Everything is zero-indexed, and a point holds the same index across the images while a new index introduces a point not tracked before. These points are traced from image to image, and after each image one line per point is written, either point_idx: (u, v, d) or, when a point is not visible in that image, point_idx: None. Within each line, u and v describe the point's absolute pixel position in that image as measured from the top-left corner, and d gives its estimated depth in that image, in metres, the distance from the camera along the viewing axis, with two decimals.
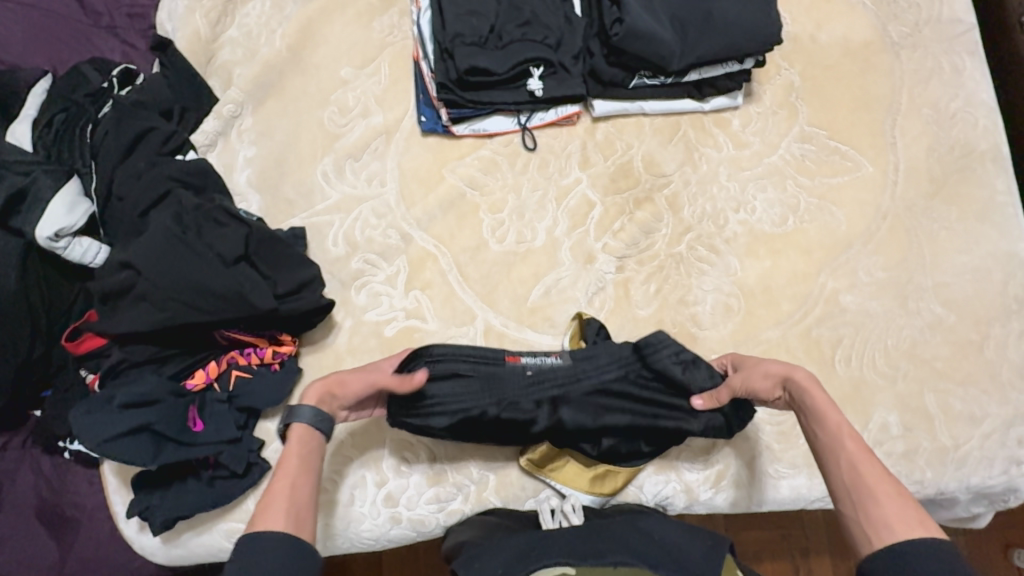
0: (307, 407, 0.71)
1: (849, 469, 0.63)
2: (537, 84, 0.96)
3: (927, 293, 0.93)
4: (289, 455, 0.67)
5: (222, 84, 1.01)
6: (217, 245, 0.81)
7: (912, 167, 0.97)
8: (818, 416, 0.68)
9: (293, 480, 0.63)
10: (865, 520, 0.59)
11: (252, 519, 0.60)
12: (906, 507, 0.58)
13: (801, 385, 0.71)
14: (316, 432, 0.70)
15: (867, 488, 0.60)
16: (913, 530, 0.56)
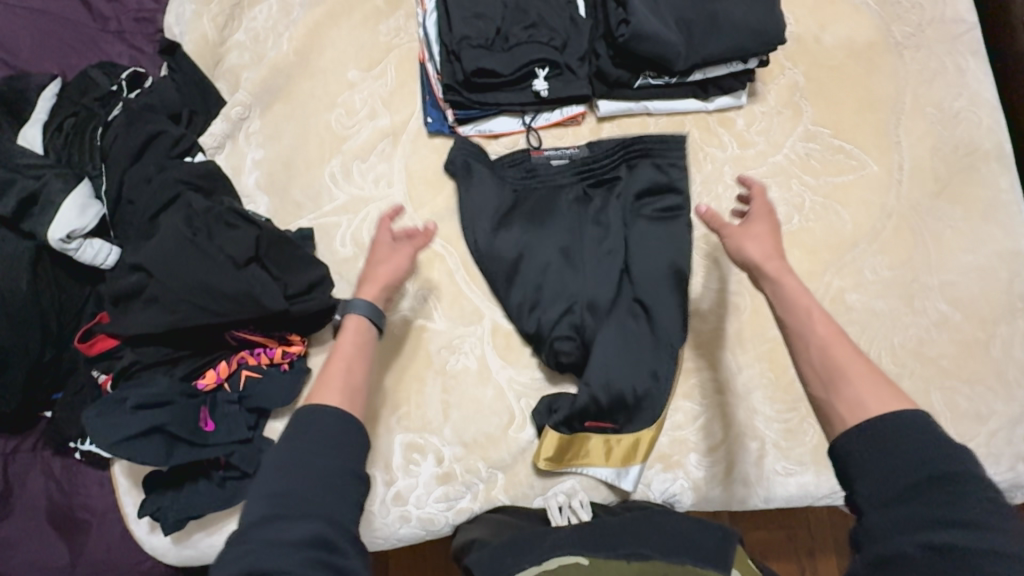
0: (359, 303, 0.80)
1: (820, 354, 0.66)
2: (543, 85, 0.97)
3: (933, 291, 0.93)
4: (342, 343, 0.77)
5: (230, 87, 1.02)
6: (226, 247, 0.81)
7: (916, 165, 0.98)
8: (789, 297, 0.71)
9: (346, 365, 0.75)
10: (838, 400, 0.64)
11: (310, 392, 0.72)
12: (874, 381, 0.63)
13: (773, 273, 0.74)
14: (365, 324, 0.79)
15: (838, 371, 0.65)
16: (883, 405, 0.61)
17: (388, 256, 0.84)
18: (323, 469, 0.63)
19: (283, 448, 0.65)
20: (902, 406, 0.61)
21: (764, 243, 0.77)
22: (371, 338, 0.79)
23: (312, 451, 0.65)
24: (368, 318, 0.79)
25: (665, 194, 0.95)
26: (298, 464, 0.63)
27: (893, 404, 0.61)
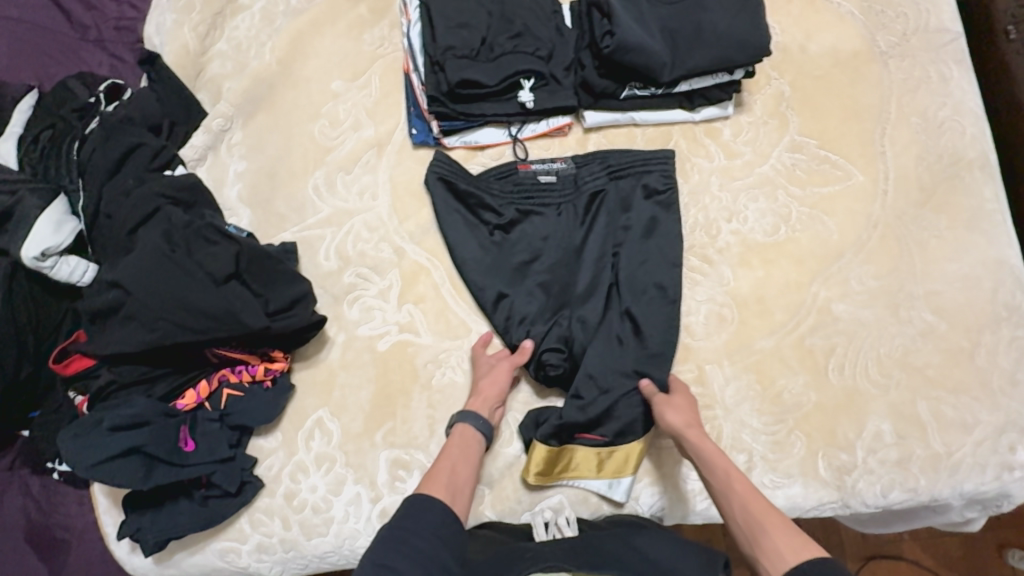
0: (472, 413, 0.84)
1: (741, 509, 0.71)
2: (529, 96, 0.96)
3: (918, 300, 0.93)
4: (450, 447, 0.81)
5: (212, 98, 1.00)
6: (208, 263, 0.80)
7: (902, 175, 0.98)
8: (711, 457, 0.77)
9: (454, 467, 0.78)
10: (762, 555, 0.66)
11: (419, 484, 0.76)
12: (790, 531, 0.67)
13: (694, 440, 0.80)
14: (476, 434, 0.83)
15: (757, 521, 0.69)
16: (800, 555, 0.64)
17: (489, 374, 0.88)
18: (427, 551, 0.67)
19: (389, 529, 0.69)
20: (814, 553, 0.63)
21: (687, 412, 0.84)
22: (478, 447, 0.83)
23: (415, 535, 0.68)
24: (480, 427, 0.83)
25: (651, 204, 0.95)
26: (400, 544, 0.67)
27: (808, 552, 0.64)
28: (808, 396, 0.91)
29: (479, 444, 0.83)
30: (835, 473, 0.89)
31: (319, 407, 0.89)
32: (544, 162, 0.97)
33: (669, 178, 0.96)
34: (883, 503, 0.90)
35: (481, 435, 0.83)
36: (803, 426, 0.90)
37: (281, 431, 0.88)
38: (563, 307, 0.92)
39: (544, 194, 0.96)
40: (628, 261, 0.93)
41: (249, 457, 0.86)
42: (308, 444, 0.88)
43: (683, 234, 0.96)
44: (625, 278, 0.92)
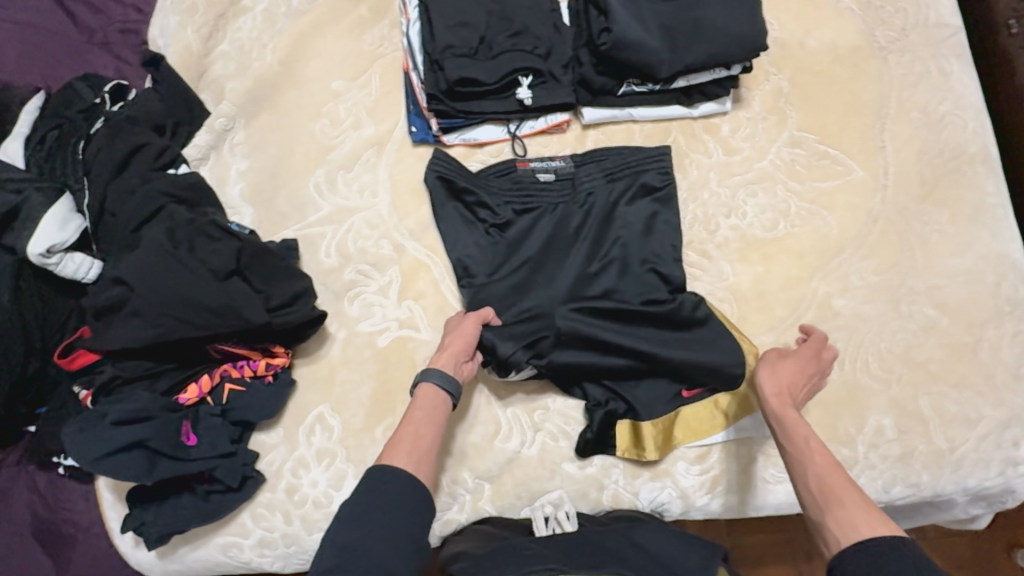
0: (436, 370, 0.80)
1: (820, 480, 0.67)
2: (527, 94, 0.97)
3: (920, 295, 0.93)
4: (415, 409, 0.77)
5: (215, 98, 1.01)
6: (210, 260, 0.80)
7: (902, 170, 0.97)
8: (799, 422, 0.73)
9: (416, 430, 0.74)
10: (836, 525, 0.63)
11: (382, 453, 0.72)
12: (873, 511, 0.63)
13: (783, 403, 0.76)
14: (440, 391, 0.79)
15: (837, 492, 0.65)
16: (881, 533, 0.60)
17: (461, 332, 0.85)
18: (387, 529, 0.64)
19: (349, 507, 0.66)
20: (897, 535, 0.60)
21: (785, 372, 0.80)
22: (444, 405, 0.78)
23: (371, 515, 0.65)
24: (444, 384, 0.79)
25: (649, 202, 0.96)
26: (360, 526, 0.64)
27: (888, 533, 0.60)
28: None
29: (445, 403, 0.79)
30: (836, 469, 0.89)
31: (320, 403, 0.90)
32: (543, 160, 0.98)
33: (666, 175, 0.96)
34: (885, 498, 0.89)
35: (446, 390, 0.79)
36: (804, 421, 0.90)
37: (283, 427, 0.89)
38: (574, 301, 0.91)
39: (541, 194, 0.96)
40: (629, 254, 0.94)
41: (251, 452, 0.86)
42: (310, 439, 0.89)
43: (682, 228, 0.96)
44: (626, 268, 0.93)
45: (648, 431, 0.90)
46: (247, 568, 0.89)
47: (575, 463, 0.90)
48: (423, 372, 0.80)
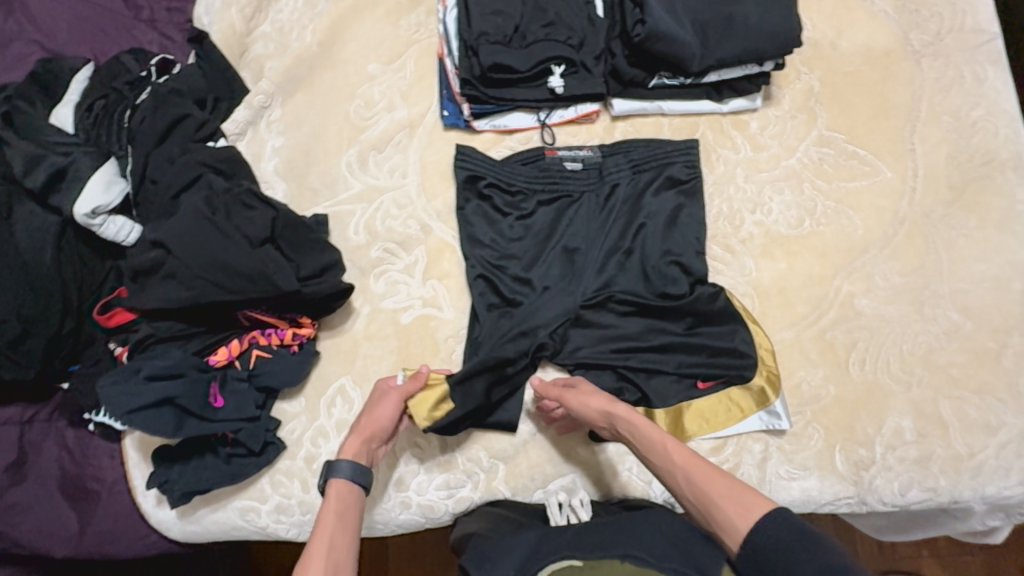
0: (346, 462, 0.79)
1: (689, 484, 0.73)
2: (559, 82, 0.98)
3: (944, 299, 0.92)
4: (326, 509, 0.75)
5: (255, 76, 1.05)
6: (245, 228, 0.82)
7: (931, 174, 0.97)
8: (650, 445, 0.77)
9: (331, 540, 0.71)
10: (721, 529, 0.69)
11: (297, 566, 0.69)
12: (738, 495, 0.69)
13: (624, 419, 0.81)
14: (353, 488, 0.78)
15: (707, 498, 0.71)
16: (749, 518, 0.67)
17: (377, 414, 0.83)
18: None
19: None
20: (762, 513, 0.66)
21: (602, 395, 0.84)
22: (357, 499, 0.77)
23: None
24: (357, 476, 0.78)
25: (675, 194, 0.97)
26: None
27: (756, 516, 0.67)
28: (827, 389, 0.90)
29: (358, 496, 0.78)
30: (852, 468, 0.88)
31: (341, 375, 0.92)
32: (571, 149, 1.00)
33: (693, 169, 0.97)
34: (901, 502, 0.88)
35: (355, 480, 0.78)
36: (821, 418, 0.89)
37: (305, 396, 0.91)
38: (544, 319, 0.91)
39: (568, 181, 0.98)
40: (646, 246, 0.95)
41: (273, 419, 0.88)
42: (330, 410, 0.91)
43: (706, 222, 0.97)
44: (644, 260, 0.94)
45: (663, 418, 0.90)
46: (263, 534, 0.91)
47: (589, 448, 0.91)
48: (331, 466, 0.78)
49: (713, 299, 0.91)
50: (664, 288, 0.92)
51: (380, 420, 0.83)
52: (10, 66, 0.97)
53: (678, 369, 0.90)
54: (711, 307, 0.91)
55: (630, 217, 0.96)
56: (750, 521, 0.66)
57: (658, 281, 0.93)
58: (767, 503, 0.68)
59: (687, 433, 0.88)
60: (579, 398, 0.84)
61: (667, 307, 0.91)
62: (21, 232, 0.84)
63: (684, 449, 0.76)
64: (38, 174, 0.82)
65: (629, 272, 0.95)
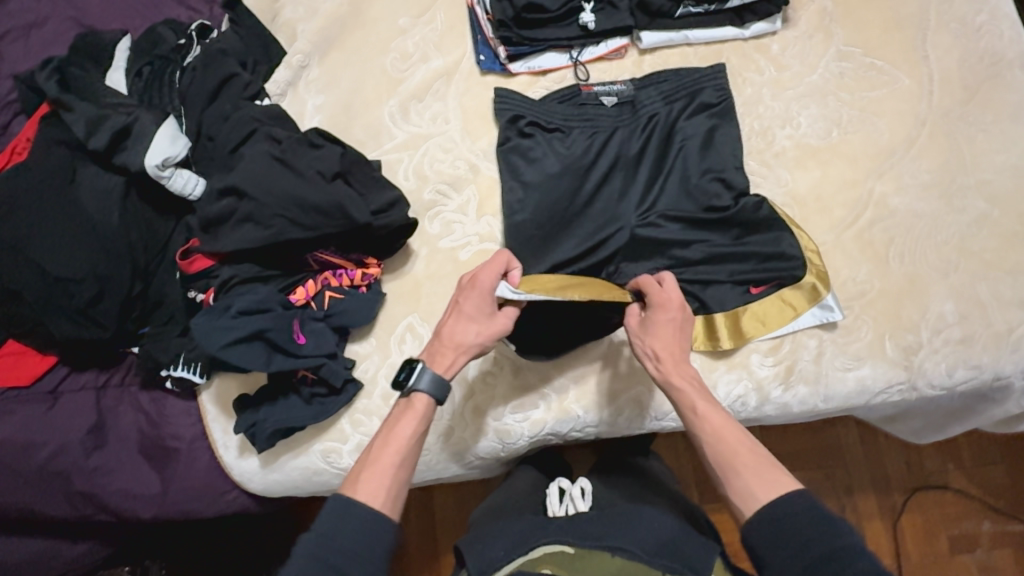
0: (430, 371, 0.79)
1: (713, 450, 0.76)
2: (590, 18, 1.02)
3: (970, 190, 0.98)
4: (402, 433, 0.77)
5: (288, 39, 1.07)
6: (315, 163, 0.85)
7: (945, 76, 1.03)
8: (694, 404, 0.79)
9: (399, 461, 0.75)
10: (736, 496, 0.74)
11: (350, 480, 0.74)
12: (764, 473, 0.73)
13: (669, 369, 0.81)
14: (426, 398, 0.79)
15: (727, 463, 0.75)
16: (768, 496, 0.72)
17: (477, 297, 0.80)
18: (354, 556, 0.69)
19: (316, 538, 0.68)
20: (784, 492, 0.72)
21: (671, 333, 0.82)
22: (426, 410, 0.79)
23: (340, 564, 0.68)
24: (436, 395, 0.79)
25: (708, 116, 1.01)
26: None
27: (776, 491, 0.72)
28: (872, 283, 0.95)
29: (428, 406, 0.79)
30: (902, 355, 0.94)
31: (409, 313, 0.95)
32: (604, 84, 1.04)
33: (723, 91, 1.01)
34: (949, 383, 0.94)
35: (429, 400, 0.79)
36: (869, 311, 0.94)
37: (374, 337, 0.94)
38: (601, 253, 0.96)
39: (603, 114, 1.02)
40: (686, 167, 0.99)
41: (348, 359, 0.91)
42: (401, 347, 0.93)
43: (741, 140, 1.01)
44: (686, 179, 0.98)
45: (722, 321, 0.93)
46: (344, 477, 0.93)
47: None
48: (414, 379, 0.78)
49: (760, 209, 0.95)
50: (709, 202, 0.97)
51: (473, 301, 0.80)
52: (49, 41, 0.99)
53: (731, 277, 0.95)
54: (757, 217, 0.95)
55: (669, 140, 1.00)
56: (768, 493, 0.72)
57: (699, 199, 0.97)
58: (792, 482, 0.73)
59: (745, 336, 0.92)
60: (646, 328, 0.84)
61: (713, 220, 0.96)
62: (86, 196, 0.87)
63: (726, 418, 0.78)
64: (103, 135, 0.84)
65: (669, 191, 0.98)
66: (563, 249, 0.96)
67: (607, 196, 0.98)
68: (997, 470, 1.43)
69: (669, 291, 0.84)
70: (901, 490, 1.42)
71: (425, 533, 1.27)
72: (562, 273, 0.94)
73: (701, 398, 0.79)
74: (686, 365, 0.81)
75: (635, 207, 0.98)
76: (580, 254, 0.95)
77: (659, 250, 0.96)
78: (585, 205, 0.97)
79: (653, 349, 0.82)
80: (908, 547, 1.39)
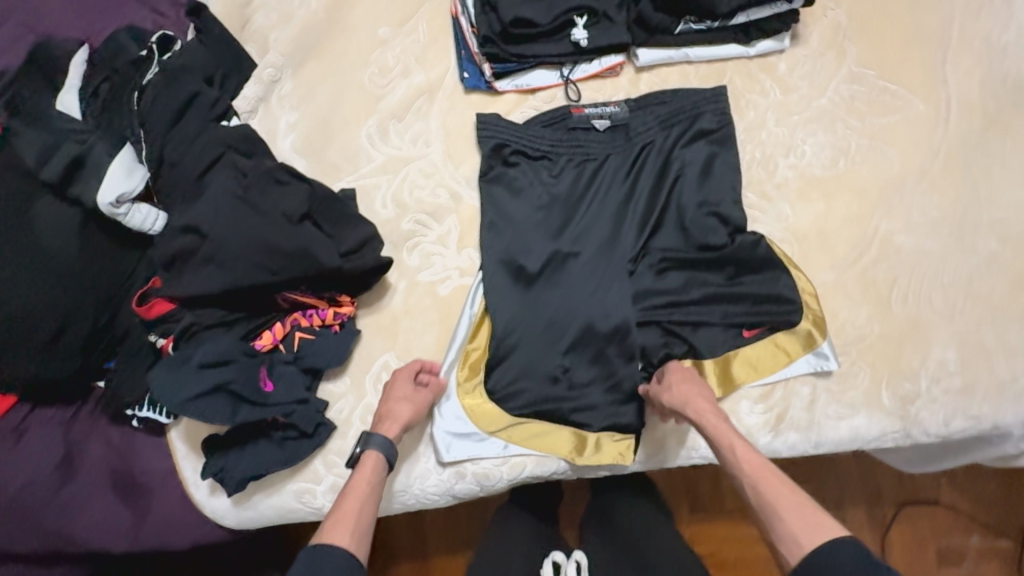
0: (377, 435, 0.82)
1: (756, 496, 0.73)
2: (582, 34, 0.95)
3: (983, 228, 0.92)
4: (359, 480, 0.79)
5: (259, 49, 1.00)
6: (281, 203, 0.80)
7: (964, 102, 0.95)
8: (740, 457, 0.76)
9: (360, 505, 0.76)
10: (781, 539, 0.68)
11: (321, 530, 0.73)
12: (807, 512, 0.69)
13: (707, 421, 0.80)
14: (378, 456, 0.81)
15: (773, 507, 0.71)
16: (814, 535, 0.66)
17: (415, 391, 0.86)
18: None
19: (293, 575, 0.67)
20: (830, 531, 0.67)
21: (699, 392, 0.84)
22: (379, 465, 0.80)
23: None
24: (386, 451, 0.81)
25: (707, 143, 0.94)
26: None
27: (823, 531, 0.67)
28: (872, 327, 0.90)
29: (383, 465, 0.81)
30: (899, 403, 0.89)
31: (386, 351, 0.91)
32: (597, 105, 0.97)
33: (722, 116, 0.95)
34: (946, 432, 0.90)
35: (382, 455, 0.81)
36: (867, 357, 0.90)
37: (349, 375, 0.90)
38: (588, 292, 0.91)
39: (595, 141, 0.96)
40: (681, 199, 0.93)
41: (322, 400, 0.87)
42: (377, 387, 0.90)
43: (741, 169, 0.95)
44: (680, 212, 0.93)
45: (711, 367, 0.90)
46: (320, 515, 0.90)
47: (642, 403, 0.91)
48: (364, 441, 0.81)
49: (757, 249, 0.90)
50: (704, 239, 0.91)
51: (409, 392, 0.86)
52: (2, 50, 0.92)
53: (723, 321, 0.90)
54: (753, 255, 0.90)
55: (665, 169, 0.94)
56: (813, 534, 0.67)
57: (693, 236, 0.92)
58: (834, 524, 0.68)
59: (735, 382, 0.89)
60: (679, 386, 0.84)
61: (707, 258, 0.91)
62: (40, 227, 0.80)
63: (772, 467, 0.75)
64: (55, 165, 0.79)
65: (661, 226, 0.93)
66: (547, 290, 0.91)
67: (597, 230, 0.92)
68: (989, 491, 1.41)
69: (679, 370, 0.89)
70: (892, 506, 1.40)
71: (414, 550, 1.25)
72: (545, 312, 0.90)
73: (736, 441, 0.78)
74: (714, 410, 0.82)
75: (627, 243, 0.92)
76: (565, 294, 0.91)
77: (649, 289, 0.91)
78: (572, 238, 0.92)
79: (687, 404, 0.82)
80: (897, 562, 1.38)
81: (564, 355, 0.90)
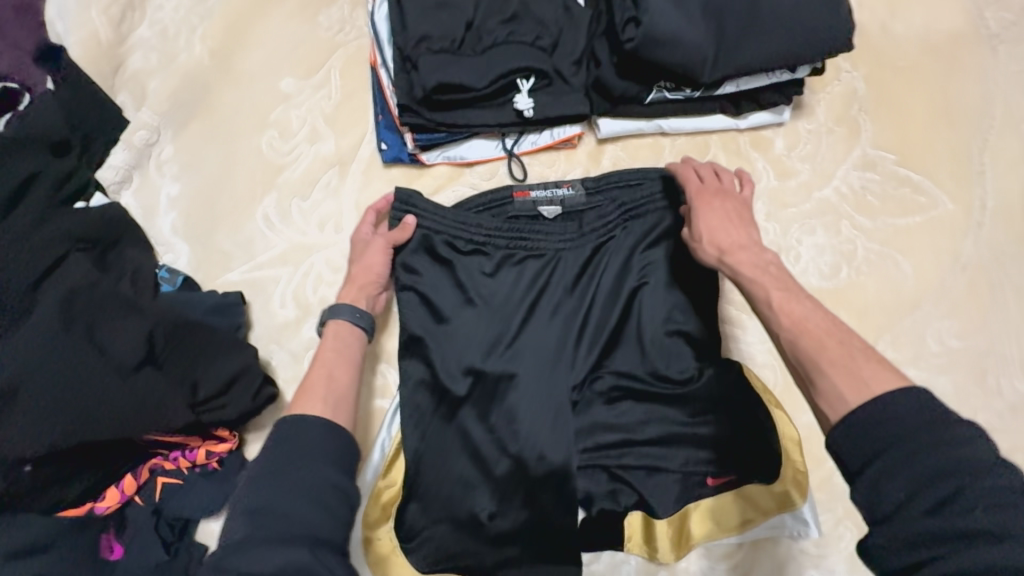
0: (346, 307, 0.70)
1: (791, 346, 0.55)
2: (527, 103, 0.75)
3: (1012, 366, 0.74)
4: (325, 349, 0.67)
5: (134, 101, 0.81)
6: (115, 346, 0.65)
7: (1004, 203, 0.77)
8: (775, 298, 0.58)
9: (330, 371, 0.63)
10: (820, 398, 0.51)
11: (291, 406, 0.60)
12: (858, 365, 0.50)
13: (734, 262, 0.63)
14: (353, 329, 0.69)
15: (812, 354, 0.53)
16: (865, 395, 0.48)
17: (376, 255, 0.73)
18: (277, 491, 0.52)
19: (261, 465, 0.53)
20: (888, 387, 0.48)
21: (731, 221, 0.67)
22: (358, 342, 0.68)
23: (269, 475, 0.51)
24: (358, 319, 0.69)
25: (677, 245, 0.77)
26: None
27: (875, 389, 0.48)
28: None
29: (360, 339, 0.69)
30: None
31: None
32: (545, 188, 0.77)
33: None
34: None
35: (357, 325, 0.69)
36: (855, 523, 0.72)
37: None
38: (520, 427, 0.73)
39: (544, 231, 0.76)
40: (641, 313, 0.76)
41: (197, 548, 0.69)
42: None
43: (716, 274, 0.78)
44: (639, 330, 0.76)
45: (664, 527, 0.75)
46: None
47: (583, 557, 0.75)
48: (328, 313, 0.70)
49: (727, 384, 0.74)
50: (665, 367, 0.75)
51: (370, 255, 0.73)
52: None
53: (682, 470, 0.74)
54: (721, 391, 0.74)
55: (624, 274, 0.76)
56: (864, 393, 0.48)
57: (652, 360, 0.75)
58: (895, 378, 0.49)
59: (692, 542, 0.74)
60: (704, 212, 0.68)
61: (667, 392, 0.74)
62: None
63: (825, 315, 0.55)
64: None
65: (615, 345, 0.76)
66: (469, 420, 0.73)
67: (538, 346, 0.75)
68: None
69: (716, 184, 0.71)
70: None
71: None
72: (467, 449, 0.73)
73: (777, 290, 0.59)
74: (758, 256, 0.63)
75: (573, 365, 0.75)
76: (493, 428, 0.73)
77: (598, 423, 0.75)
78: (506, 357, 0.74)
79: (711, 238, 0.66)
80: None
81: (498, 490, 0.72)
